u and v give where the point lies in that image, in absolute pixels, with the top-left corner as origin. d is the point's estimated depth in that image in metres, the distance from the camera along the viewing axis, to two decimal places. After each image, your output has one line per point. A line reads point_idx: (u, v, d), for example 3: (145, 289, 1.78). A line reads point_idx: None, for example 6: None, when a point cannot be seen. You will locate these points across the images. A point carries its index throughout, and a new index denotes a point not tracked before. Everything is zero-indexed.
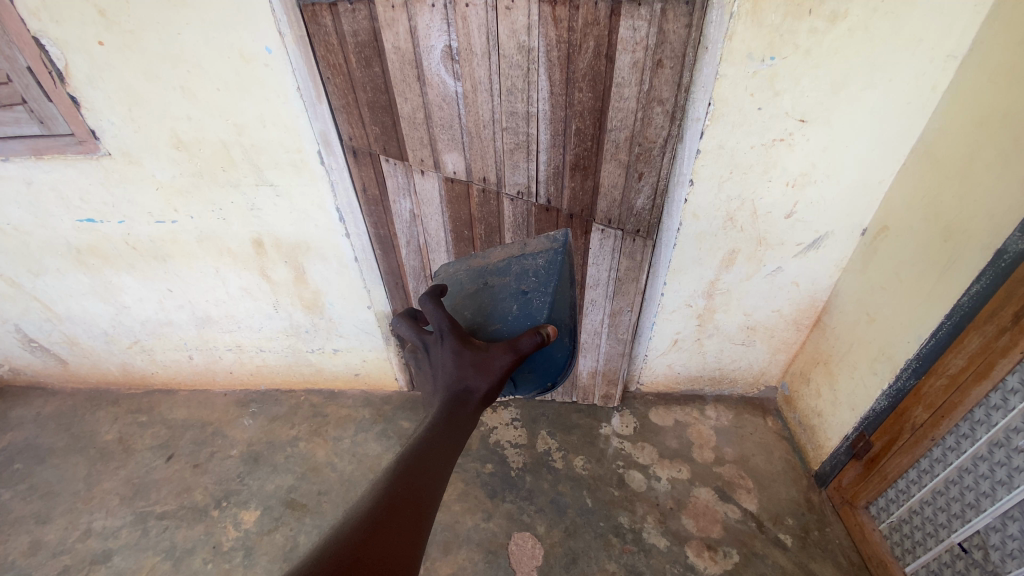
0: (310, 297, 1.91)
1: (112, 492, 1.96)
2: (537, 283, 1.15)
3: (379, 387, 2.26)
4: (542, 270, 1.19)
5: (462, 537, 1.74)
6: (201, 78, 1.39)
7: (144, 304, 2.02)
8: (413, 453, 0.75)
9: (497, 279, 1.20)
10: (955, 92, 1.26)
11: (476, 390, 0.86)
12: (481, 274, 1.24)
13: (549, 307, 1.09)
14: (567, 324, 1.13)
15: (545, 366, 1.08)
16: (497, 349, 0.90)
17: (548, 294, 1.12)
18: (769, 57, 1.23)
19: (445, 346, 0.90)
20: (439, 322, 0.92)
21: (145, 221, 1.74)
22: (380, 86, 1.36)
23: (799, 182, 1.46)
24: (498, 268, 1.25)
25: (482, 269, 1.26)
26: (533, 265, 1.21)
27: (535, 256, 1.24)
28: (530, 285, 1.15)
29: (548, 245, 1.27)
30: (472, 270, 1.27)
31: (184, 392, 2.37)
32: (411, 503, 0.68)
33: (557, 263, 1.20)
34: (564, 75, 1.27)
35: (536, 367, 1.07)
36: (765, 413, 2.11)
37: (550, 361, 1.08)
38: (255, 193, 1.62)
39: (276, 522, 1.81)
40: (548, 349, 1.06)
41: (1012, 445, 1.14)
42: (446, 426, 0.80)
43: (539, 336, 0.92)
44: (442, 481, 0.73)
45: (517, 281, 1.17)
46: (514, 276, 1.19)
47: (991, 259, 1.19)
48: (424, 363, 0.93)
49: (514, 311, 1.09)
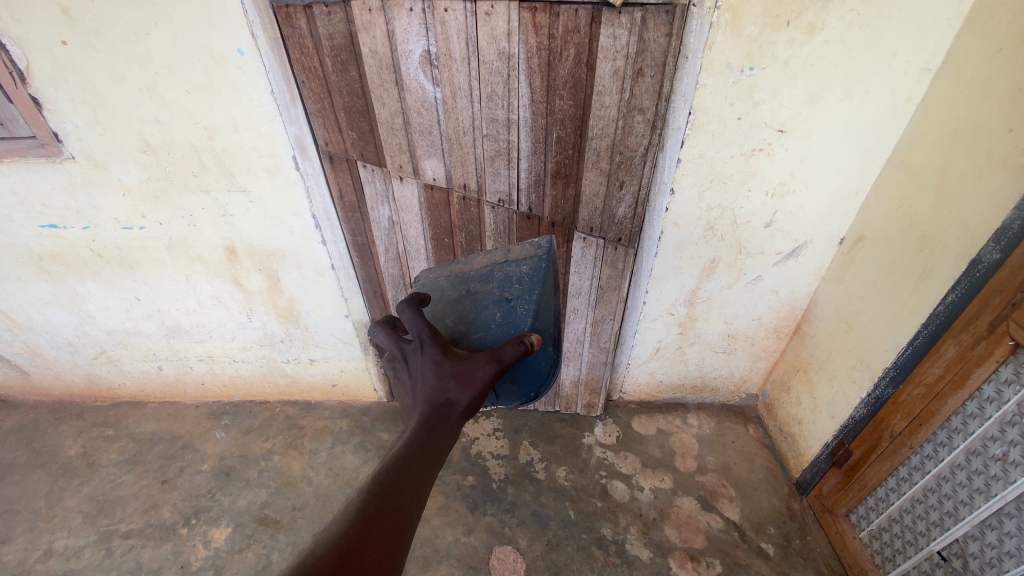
0: (284, 306, 1.86)
1: (75, 510, 1.86)
2: (521, 290, 1.13)
3: (357, 398, 2.21)
4: (526, 277, 1.16)
5: (442, 552, 1.70)
6: (170, 80, 1.34)
7: (110, 314, 1.94)
8: (390, 469, 0.71)
9: (480, 286, 1.17)
10: (929, 105, 1.28)
11: (458, 403, 0.83)
12: (463, 279, 1.22)
13: (532, 316, 1.06)
14: (552, 333, 1.11)
15: (529, 376, 1.06)
16: (479, 360, 0.87)
17: (531, 302, 1.09)
18: (748, 68, 1.24)
19: (425, 356, 0.86)
20: (418, 330, 0.88)
21: (111, 228, 1.67)
22: (357, 91, 1.33)
23: (778, 192, 1.47)
24: (480, 274, 1.22)
25: (464, 275, 1.23)
26: (517, 271, 1.19)
27: (518, 263, 1.22)
28: (514, 292, 1.13)
29: (531, 252, 1.24)
30: (454, 276, 1.25)
31: (153, 404, 2.28)
32: (386, 527, 0.65)
33: (541, 270, 1.17)
34: (544, 83, 1.26)
35: (519, 377, 1.05)
36: (746, 421, 2.12)
37: (534, 371, 1.06)
38: (226, 199, 1.57)
39: (248, 540, 1.75)
40: (532, 359, 1.04)
41: (989, 454, 1.15)
42: (425, 441, 0.77)
43: (522, 346, 0.89)
44: (419, 504, 0.70)
45: (501, 288, 1.15)
46: (497, 283, 1.17)
47: (966, 269, 1.21)
48: (403, 373, 0.88)
49: (497, 318, 1.06)
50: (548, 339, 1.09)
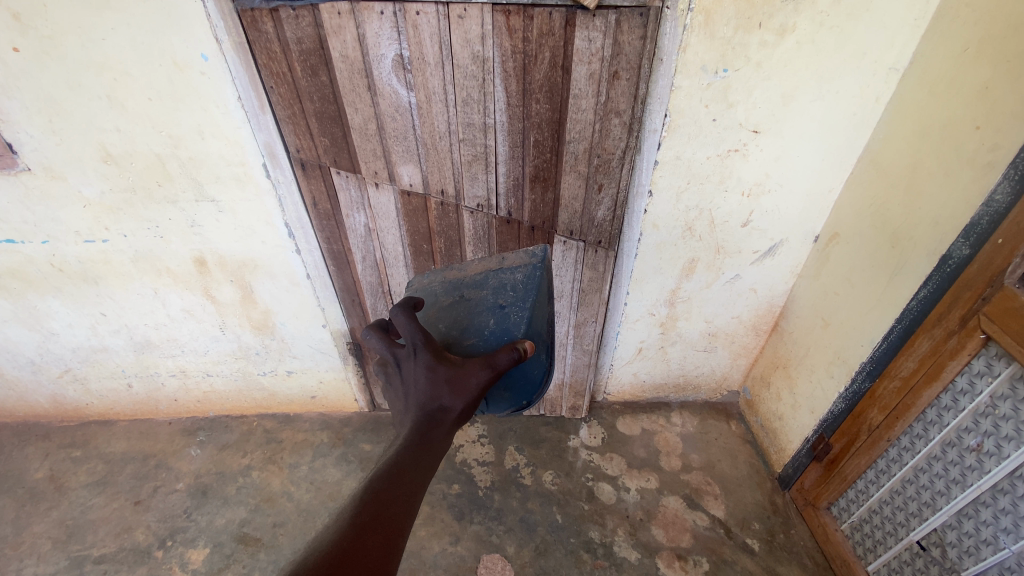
0: (259, 318, 1.81)
1: (43, 536, 1.78)
2: (515, 297, 1.11)
3: (338, 408, 2.16)
4: (520, 284, 1.14)
5: (429, 563, 1.67)
6: (131, 87, 1.28)
7: (74, 330, 1.86)
8: (382, 476, 0.72)
9: (474, 292, 1.15)
10: (897, 104, 1.31)
11: (451, 409, 0.81)
12: (456, 285, 1.19)
13: (527, 323, 1.04)
14: (544, 340, 1.09)
15: (522, 383, 1.04)
16: (472, 366, 0.85)
17: (525, 309, 1.07)
18: (722, 70, 1.25)
19: (418, 361, 0.83)
20: (412, 335, 0.85)
21: (72, 241, 1.60)
22: (328, 96, 1.30)
23: (754, 191, 1.49)
24: (475, 280, 1.20)
25: (458, 282, 1.21)
26: (511, 278, 1.17)
27: (513, 270, 1.20)
28: (508, 299, 1.10)
29: (526, 260, 1.22)
30: (448, 281, 1.22)
31: (123, 422, 2.19)
32: (380, 534, 0.66)
33: (535, 278, 1.16)
34: (520, 86, 1.24)
35: (511, 385, 1.03)
36: (728, 417, 2.14)
37: (526, 380, 1.04)
38: (194, 209, 1.52)
39: (227, 560, 1.69)
40: (525, 366, 1.03)
41: (964, 445, 1.18)
42: (417, 449, 0.75)
43: (516, 352, 0.87)
44: (412, 510, 0.70)
45: (495, 294, 1.13)
46: (491, 289, 1.15)
47: (937, 265, 1.23)
48: (394, 379, 0.85)
49: (491, 325, 1.04)
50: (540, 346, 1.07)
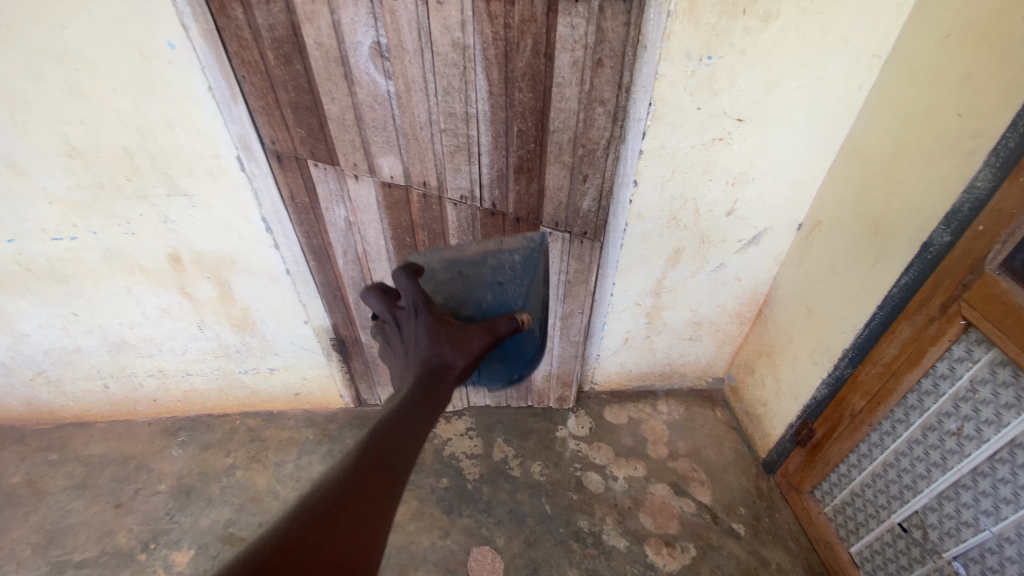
0: (238, 315, 1.76)
1: (23, 541, 1.73)
2: (513, 275, 1.15)
3: (322, 405, 2.13)
4: (518, 263, 1.18)
5: (419, 558, 1.66)
6: (95, 77, 1.22)
7: (46, 331, 1.79)
8: (382, 427, 0.72)
9: (472, 268, 1.14)
10: (880, 91, 1.31)
11: (454, 365, 0.85)
12: (454, 261, 1.16)
13: (522, 297, 1.10)
14: (538, 316, 1.12)
15: (515, 356, 1.06)
16: (473, 332, 0.92)
17: (521, 287, 1.13)
18: (706, 57, 1.23)
19: (419, 320, 0.89)
20: (414, 297, 0.92)
21: (39, 239, 1.53)
22: (303, 86, 1.24)
23: (738, 180, 1.48)
24: (474, 258, 1.17)
25: (455, 258, 1.18)
26: (510, 259, 1.19)
27: (512, 252, 1.23)
28: (505, 276, 1.13)
29: (525, 243, 1.27)
30: (444, 257, 1.18)
31: (101, 424, 2.12)
32: (381, 479, 0.65)
33: (533, 260, 1.20)
34: (502, 75, 1.21)
35: (505, 355, 1.05)
36: (713, 404, 2.16)
37: (520, 353, 1.06)
38: (166, 204, 1.46)
39: (213, 561, 1.67)
40: (519, 338, 1.05)
41: (944, 429, 1.21)
42: (420, 400, 0.78)
43: (515, 322, 0.95)
44: (413, 460, 0.70)
45: (494, 272, 1.14)
46: (490, 267, 1.15)
47: (918, 252, 1.25)
48: (394, 338, 0.92)
49: (488, 299, 1.07)
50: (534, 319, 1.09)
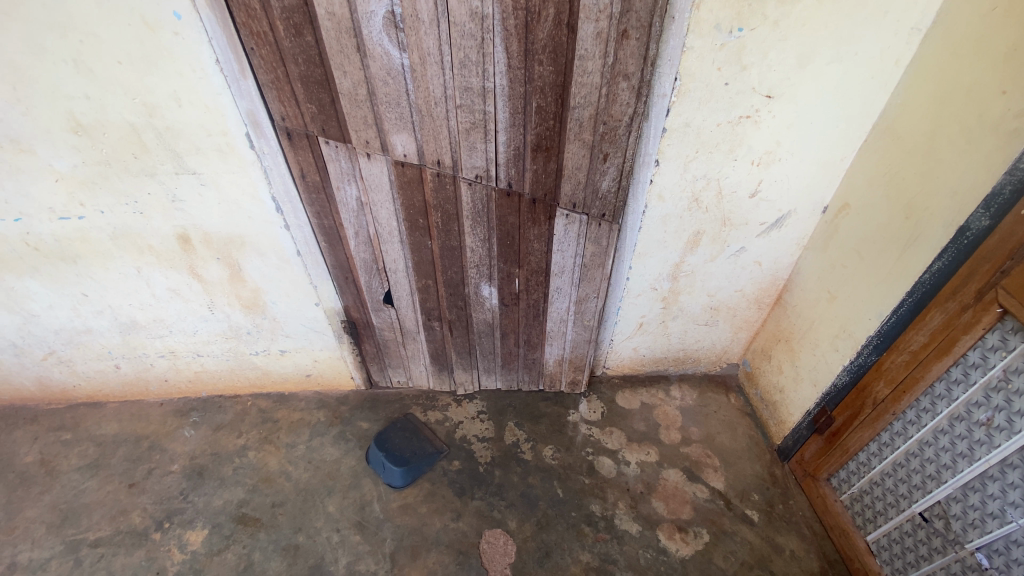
0: (248, 296, 1.74)
1: (37, 520, 1.74)
2: (417, 458, 1.86)
3: (333, 387, 2.12)
4: (419, 457, 1.86)
5: (431, 540, 1.66)
6: (99, 49, 1.18)
7: (56, 312, 1.78)
8: None
9: (431, 450, 1.91)
10: (918, 66, 1.24)
11: None
12: (432, 450, 1.90)
13: (403, 469, 1.82)
14: (392, 479, 1.81)
15: (394, 461, 1.83)
16: None
17: (401, 467, 1.82)
18: (737, 29, 1.17)
19: None
20: None
21: (46, 219, 1.51)
22: (314, 58, 1.19)
23: (764, 160, 1.43)
24: (434, 449, 1.91)
25: (435, 445, 1.92)
26: (418, 455, 1.87)
27: (421, 456, 1.87)
28: (419, 457, 1.87)
29: (426, 453, 1.89)
30: (431, 447, 1.91)
31: (114, 404, 2.13)
32: None
33: (408, 463, 1.84)
34: (521, 47, 1.15)
35: (393, 457, 1.85)
36: (727, 390, 2.13)
37: (387, 468, 1.82)
38: (175, 183, 1.43)
39: (226, 541, 1.67)
40: (391, 466, 1.82)
41: (974, 419, 1.17)
42: None
43: None
44: None
45: (426, 456, 1.88)
46: (427, 455, 1.88)
47: (953, 236, 1.20)
48: None
49: (420, 453, 1.88)
50: (389, 469, 1.82)
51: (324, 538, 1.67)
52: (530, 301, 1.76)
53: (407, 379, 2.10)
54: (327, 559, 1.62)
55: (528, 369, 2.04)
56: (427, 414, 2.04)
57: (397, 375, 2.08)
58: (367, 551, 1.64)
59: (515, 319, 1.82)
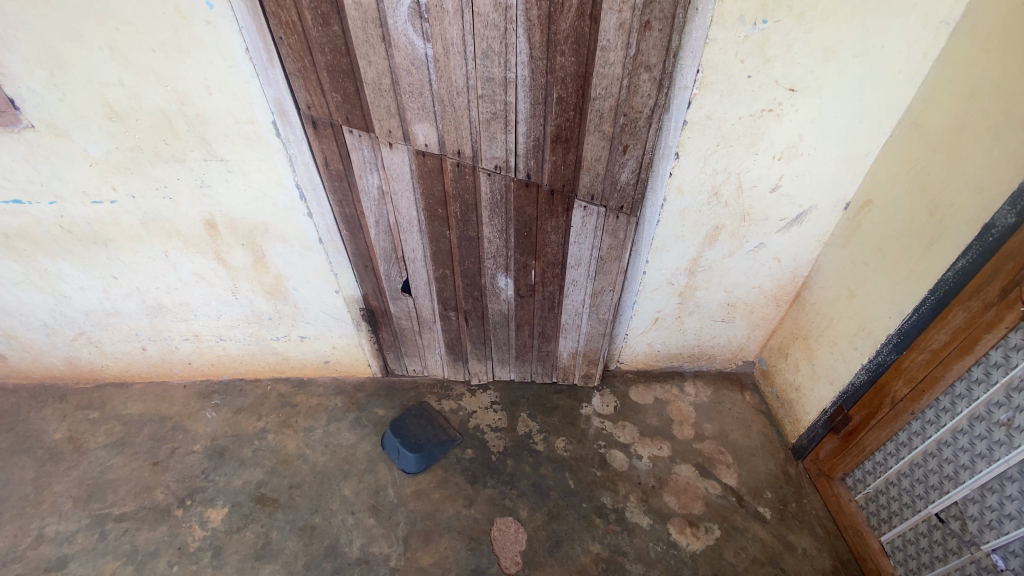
0: (271, 282, 1.79)
1: (65, 494, 1.80)
2: (432, 444, 1.89)
3: (350, 374, 2.16)
4: (434, 444, 1.89)
5: (443, 525, 1.69)
6: (134, 37, 1.22)
7: (87, 293, 1.84)
8: None
9: (445, 437, 1.93)
10: (946, 61, 1.22)
11: None
12: (446, 437, 1.93)
13: (418, 455, 1.84)
14: (407, 464, 1.84)
15: (410, 447, 1.86)
16: None
17: (416, 453, 1.84)
18: (762, 21, 1.16)
19: None
20: None
21: (80, 202, 1.56)
22: (340, 48, 1.22)
23: (786, 155, 1.42)
24: (449, 437, 1.94)
25: (449, 433, 1.95)
26: (433, 442, 1.90)
27: (435, 443, 1.90)
28: (434, 444, 1.89)
29: (441, 440, 1.92)
30: (445, 435, 1.94)
31: (139, 385, 2.20)
32: None
33: (423, 449, 1.86)
34: (544, 37, 1.16)
35: (409, 444, 1.87)
36: (742, 388, 2.12)
37: (403, 454, 1.85)
38: (203, 169, 1.47)
39: (245, 519, 1.72)
40: (406, 452, 1.84)
41: (994, 419, 1.16)
42: None
43: None
44: None
45: (440, 443, 1.91)
46: (441, 443, 1.91)
47: (978, 234, 1.18)
48: None
49: (435, 440, 1.91)
50: (405, 455, 1.84)
51: (340, 519, 1.71)
52: (545, 293, 1.77)
53: (423, 368, 2.13)
54: (342, 541, 1.66)
55: (541, 361, 2.06)
56: (442, 402, 2.07)
57: (413, 363, 2.11)
58: (380, 534, 1.67)
59: (531, 310, 1.83)
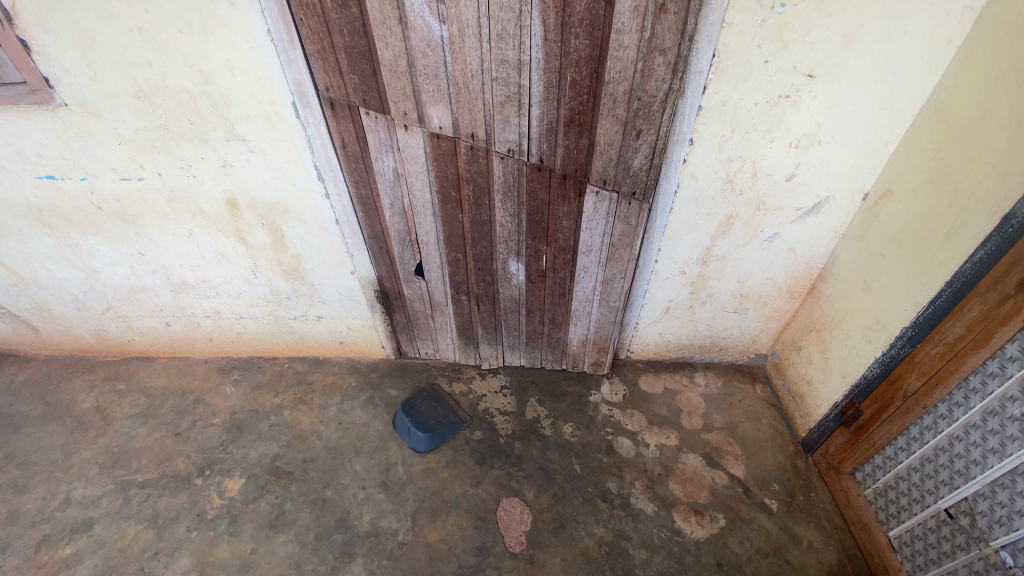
0: (289, 262, 1.83)
1: (91, 461, 1.89)
2: (442, 425, 1.92)
3: (364, 355, 2.21)
4: (444, 424, 1.93)
5: (451, 503, 1.73)
6: (162, 18, 1.26)
7: (115, 269, 1.91)
8: None
9: (456, 419, 1.97)
10: (971, 47, 1.19)
11: None
12: (456, 419, 1.96)
13: (428, 434, 1.87)
14: (416, 443, 1.88)
15: (420, 427, 1.89)
16: None
17: (427, 432, 1.88)
18: (780, 5, 1.15)
19: None
20: None
21: (108, 179, 1.62)
22: (358, 30, 1.24)
23: (802, 143, 1.40)
24: (459, 419, 1.97)
25: (459, 415, 1.99)
26: (444, 423, 1.93)
27: (445, 424, 1.93)
28: (444, 424, 1.93)
29: (451, 421, 1.95)
30: (456, 416, 1.98)
31: (163, 359, 2.28)
32: None
33: (433, 429, 1.90)
34: (559, 20, 1.16)
35: (420, 424, 1.90)
36: (754, 380, 2.11)
37: (414, 434, 1.88)
38: (226, 149, 1.52)
39: (261, 490, 1.79)
40: (416, 431, 1.88)
41: (1007, 414, 1.14)
42: None
43: None
44: None
45: (450, 424, 1.94)
46: (451, 424, 1.94)
47: (998, 225, 1.15)
48: None
49: (445, 421, 1.94)
50: (416, 434, 1.88)
51: (351, 494, 1.76)
52: (556, 279, 1.78)
53: (434, 351, 2.16)
54: (353, 514, 1.71)
55: (552, 347, 2.07)
56: (452, 385, 2.11)
57: (425, 346, 2.14)
58: (389, 509, 1.72)
59: (541, 296, 1.85)
